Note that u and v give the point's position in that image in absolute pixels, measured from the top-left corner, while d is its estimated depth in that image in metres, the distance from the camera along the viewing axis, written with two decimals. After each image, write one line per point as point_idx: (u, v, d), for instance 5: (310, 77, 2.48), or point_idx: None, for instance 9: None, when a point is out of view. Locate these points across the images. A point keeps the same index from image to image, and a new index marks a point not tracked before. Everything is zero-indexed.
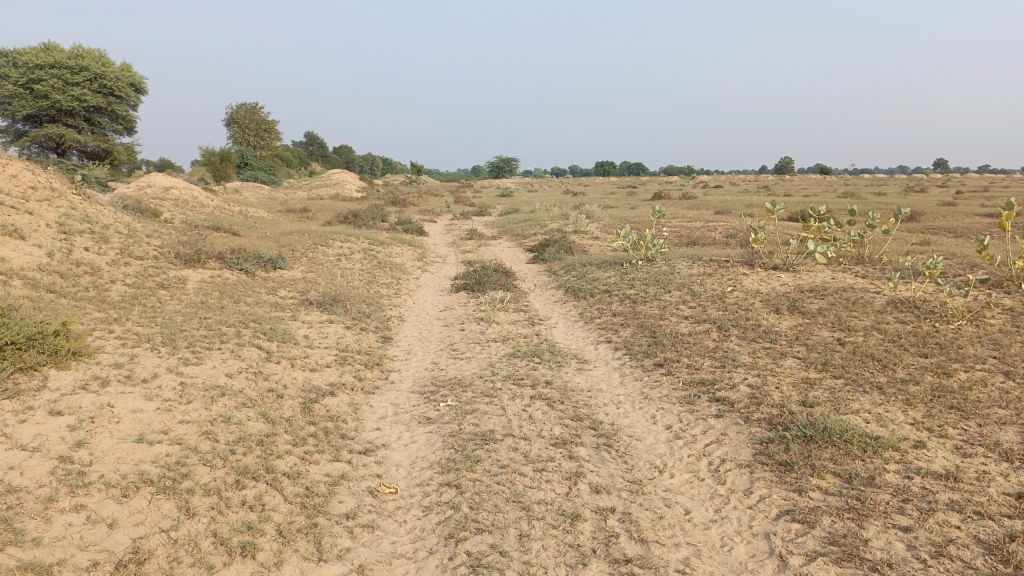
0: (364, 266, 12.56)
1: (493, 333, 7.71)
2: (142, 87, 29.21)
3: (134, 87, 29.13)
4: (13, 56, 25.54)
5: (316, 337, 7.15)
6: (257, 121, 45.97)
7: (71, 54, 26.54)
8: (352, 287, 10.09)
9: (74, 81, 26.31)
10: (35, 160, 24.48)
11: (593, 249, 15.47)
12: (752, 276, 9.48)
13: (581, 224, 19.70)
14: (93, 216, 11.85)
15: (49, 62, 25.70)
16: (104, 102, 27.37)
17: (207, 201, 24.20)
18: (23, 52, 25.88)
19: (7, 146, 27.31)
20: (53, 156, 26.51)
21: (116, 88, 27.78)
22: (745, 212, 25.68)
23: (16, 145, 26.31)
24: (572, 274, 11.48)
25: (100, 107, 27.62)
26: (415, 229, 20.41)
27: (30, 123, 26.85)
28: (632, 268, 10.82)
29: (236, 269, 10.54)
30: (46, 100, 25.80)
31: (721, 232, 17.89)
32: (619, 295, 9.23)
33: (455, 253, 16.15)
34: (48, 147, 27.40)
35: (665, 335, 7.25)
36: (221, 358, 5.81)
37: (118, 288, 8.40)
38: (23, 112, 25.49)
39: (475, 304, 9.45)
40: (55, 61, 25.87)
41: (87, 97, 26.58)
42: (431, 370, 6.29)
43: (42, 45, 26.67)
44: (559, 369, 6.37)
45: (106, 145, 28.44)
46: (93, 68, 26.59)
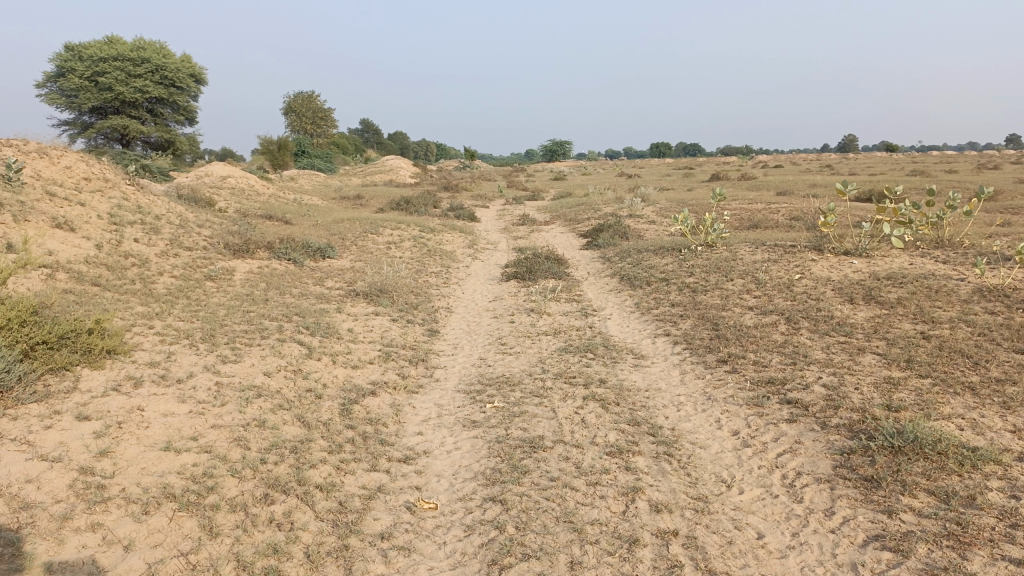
0: (414, 254, 12.32)
1: (544, 326, 7.33)
2: (201, 77, 29.56)
3: (193, 77, 29.52)
4: (78, 50, 26.08)
5: (360, 331, 6.90)
6: (313, 109, 46.32)
7: (133, 47, 27.00)
8: (400, 277, 9.83)
9: (137, 73, 26.77)
10: (99, 150, 25.01)
11: (650, 234, 14.93)
12: (822, 263, 8.87)
13: (637, 208, 19.12)
14: (146, 206, 11.86)
15: (113, 54, 26.19)
16: (165, 93, 27.79)
17: (262, 190, 24.37)
18: (88, 45, 26.43)
19: (74, 139, 28.02)
20: (117, 148, 27.08)
21: (176, 79, 28.18)
22: (809, 193, 24.65)
23: (82, 137, 26.95)
24: (628, 261, 11.01)
25: (161, 98, 28.07)
26: (467, 215, 20.12)
27: (96, 115, 27.47)
28: (692, 254, 10.30)
29: (284, 259, 10.39)
30: (110, 92, 26.32)
31: (784, 215, 17.12)
32: (678, 283, 8.74)
33: (507, 239, 15.81)
34: (112, 138, 28.01)
35: (729, 328, 6.77)
36: (260, 355, 5.58)
37: (165, 280, 8.29)
38: (88, 104, 26.05)
39: (526, 294, 9.08)
40: (117, 53, 26.35)
41: (149, 88, 27.03)
42: (478, 367, 5.95)
43: (106, 39, 27.19)
44: (615, 365, 5.96)
45: (167, 135, 28.93)
46: (154, 60, 27.01)
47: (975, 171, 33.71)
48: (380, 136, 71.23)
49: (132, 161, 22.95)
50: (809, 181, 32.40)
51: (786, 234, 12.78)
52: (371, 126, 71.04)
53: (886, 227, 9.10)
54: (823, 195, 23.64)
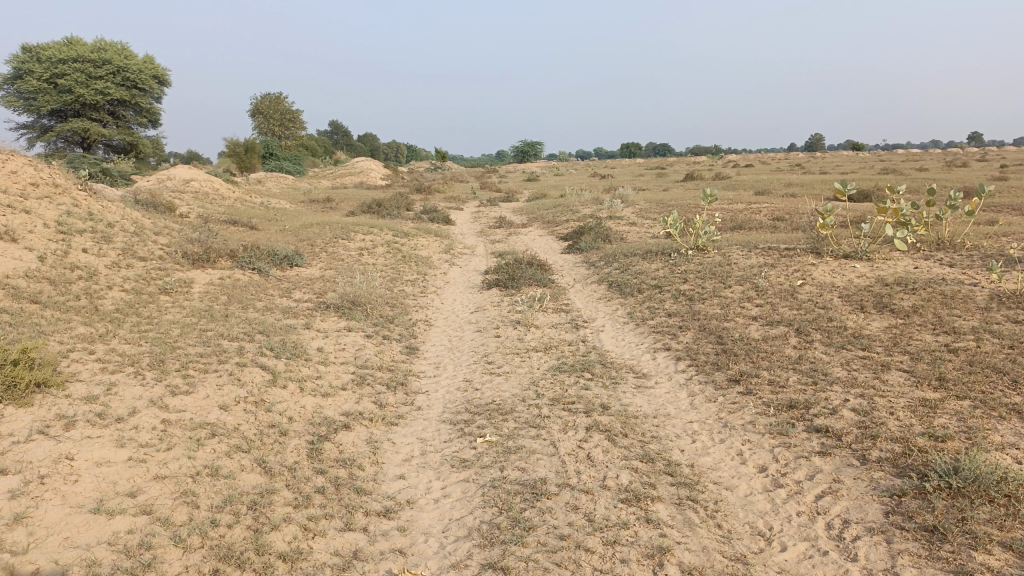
0: (388, 261, 11.65)
1: (533, 341, 6.72)
2: (165, 79, 28.54)
3: (157, 79, 28.49)
4: (36, 51, 25.06)
5: (331, 351, 6.23)
6: (281, 111, 45.26)
7: (93, 47, 25.96)
8: (374, 287, 9.17)
9: (97, 74, 25.73)
10: (58, 155, 23.93)
11: (632, 237, 14.39)
12: (822, 268, 8.38)
13: (616, 209, 18.61)
14: (98, 213, 11.05)
15: (72, 55, 25.18)
16: (127, 95, 26.75)
17: (229, 194, 23.48)
18: (46, 46, 25.33)
19: (33, 143, 26.88)
20: (79, 152, 26.01)
21: (139, 81, 27.16)
22: (787, 193, 24.39)
23: (41, 140, 25.85)
24: (614, 267, 10.45)
25: (124, 100, 27.03)
26: (441, 219, 19.46)
27: (55, 118, 26.35)
28: (682, 258, 9.76)
29: (248, 269, 9.66)
30: (70, 95, 25.27)
31: (767, 215, 16.73)
32: (672, 291, 8.19)
33: (484, 244, 15.17)
34: (73, 141, 26.94)
35: (735, 342, 6.21)
36: (216, 384, 4.90)
37: (115, 295, 7.54)
38: (47, 107, 24.93)
39: (510, 304, 8.46)
40: (77, 54, 25.30)
41: (111, 90, 26.02)
42: (463, 392, 5.32)
43: (65, 40, 26.15)
44: (615, 387, 5.37)
45: (130, 138, 27.87)
46: (116, 61, 26.02)
47: (945, 169, 33.87)
48: (351, 137, 70.13)
49: (91, 166, 21.95)
50: (784, 180, 32.24)
51: (774, 236, 12.31)
52: (341, 128, 70.04)
53: (889, 228, 8.67)
54: (801, 194, 23.39)
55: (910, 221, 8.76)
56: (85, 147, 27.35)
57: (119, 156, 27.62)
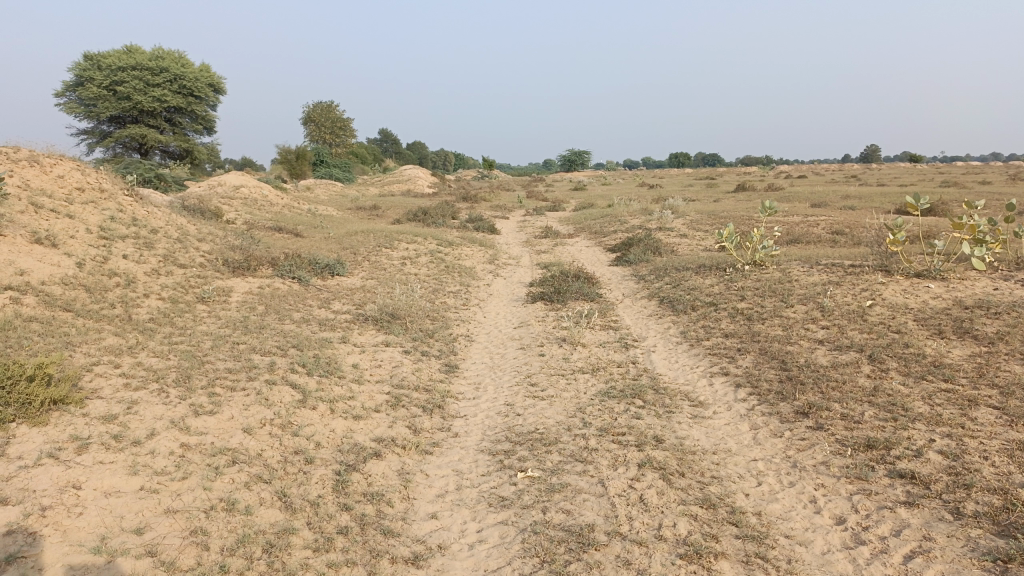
0: (431, 271, 11.37)
1: (579, 362, 6.32)
2: (220, 87, 28.94)
3: (212, 87, 28.91)
4: (98, 59, 25.63)
5: (367, 367, 5.92)
6: (331, 118, 45.69)
7: (151, 56, 26.46)
8: (415, 299, 8.87)
9: (155, 82, 26.18)
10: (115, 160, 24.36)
11: (684, 249, 13.87)
12: (892, 288, 7.80)
13: (666, 220, 18.07)
14: (143, 218, 10.99)
15: (131, 64, 25.67)
16: (183, 102, 27.17)
17: (278, 200, 23.58)
18: (107, 55, 25.87)
19: (92, 148, 27.46)
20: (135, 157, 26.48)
21: (195, 89, 27.56)
22: (844, 205, 23.53)
23: (100, 146, 26.38)
24: (665, 281, 9.97)
25: (180, 107, 27.46)
26: (486, 227, 19.16)
27: (114, 124, 26.87)
28: (739, 273, 9.25)
29: (289, 277, 9.45)
30: (128, 102, 25.76)
31: (825, 229, 16.02)
32: (728, 310, 7.70)
33: (530, 254, 14.81)
34: (131, 147, 27.46)
35: (800, 369, 5.71)
36: (242, 404, 4.61)
37: (151, 303, 7.37)
38: (106, 114, 25.42)
39: (556, 320, 8.07)
40: (136, 62, 25.79)
41: (167, 97, 26.45)
42: (505, 418, 4.94)
43: (126, 48, 26.69)
44: (669, 417, 4.93)
45: (185, 144, 28.29)
46: (173, 69, 26.45)
47: (1010, 181, 32.41)
48: (399, 145, 70.62)
49: (146, 171, 22.26)
50: (840, 192, 31.21)
51: (835, 251, 11.70)
52: (390, 136, 70.63)
53: (966, 246, 8.04)
54: (860, 207, 22.53)
55: (989, 237, 8.13)
56: (142, 152, 27.83)
57: (174, 162, 28.04)
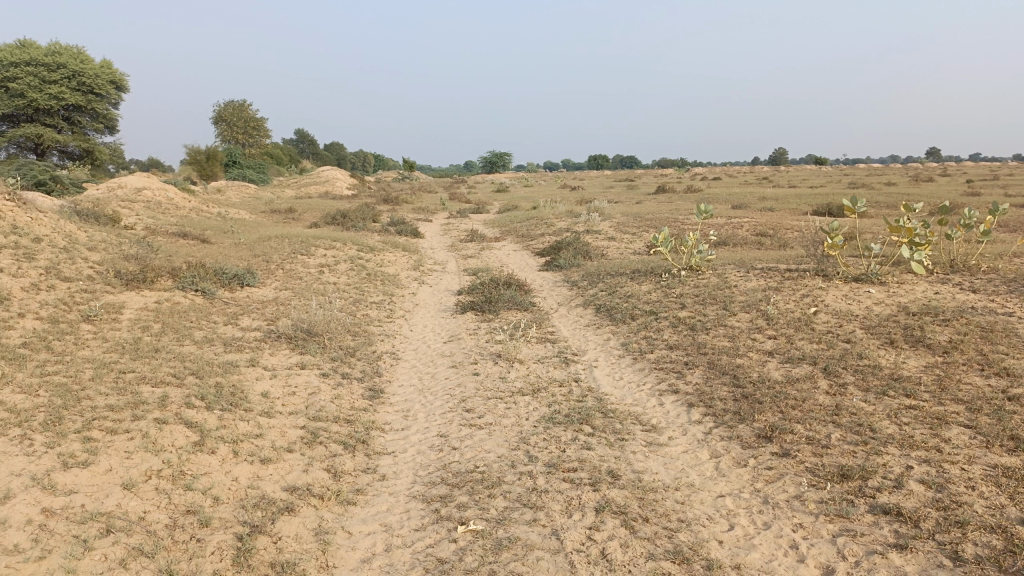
0: (351, 280, 10.64)
1: (517, 381, 5.77)
2: (124, 84, 27.20)
3: (116, 84, 27.13)
4: None
5: (279, 396, 5.21)
6: (245, 118, 43.88)
7: (48, 51, 24.63)
8: (334, 311, 8.14)
9: (52, 78, 24.35)
10: (6, 161, 22.49)
11: (614, 253, 13.53)
12: (834, 293, 7.58)
13: (594, 223, 17.78)
14: (26, 225, 9.85)
15: (25, 58, 23.81)
16: (83, 100, 25.36)
17: (186, 204, 22.21)
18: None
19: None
20: (30, 158, 24.55)
21: (96, 86, 25.82)
22: (764, 207, 23.88)
23: None
24: (600, 288, 9.55)
25: (79, 105, 25.64)
26: (410, 231, 18.45)
27: (7, 122, 24.85)
28: (676, 279, 8.90)
29: (191, 290, 8.56)
30: (22, 99, 23.87)
31: (750, 231, 16.03)
32: (669, 319, 7.30)
33: (455, 259, 14.21)
34: (25, 147, 25.49)
35: (754, 386, 5.32)
36: (124, 452, 3.87)
37: (27, 323, 6.41)
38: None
39: (487, 333, 7.50)
40: (31, 57, 23.95)
41: (65, 95, 24.65)
42: (438, 454, 4.35)
43: (18, 41, 24.75)
44: (623, 445, 4.43)
45: (87, 144, 26.45)
46: (71, 65, 24.71)
47: (913, 183, 33.87)
48: (317, 146, 68.73)
49: (39, 174, 20.59)
50: (757, 194, 31.85)
51: (766, 255, 11.58)
52: (307, 137, 68.66)
53: (903, 250, 7.91)
54: (780, 209, 22.90)
55: (925, 241, 8.03)
56: (38, 152, 25.86)
57: (72, 162, 26.14)
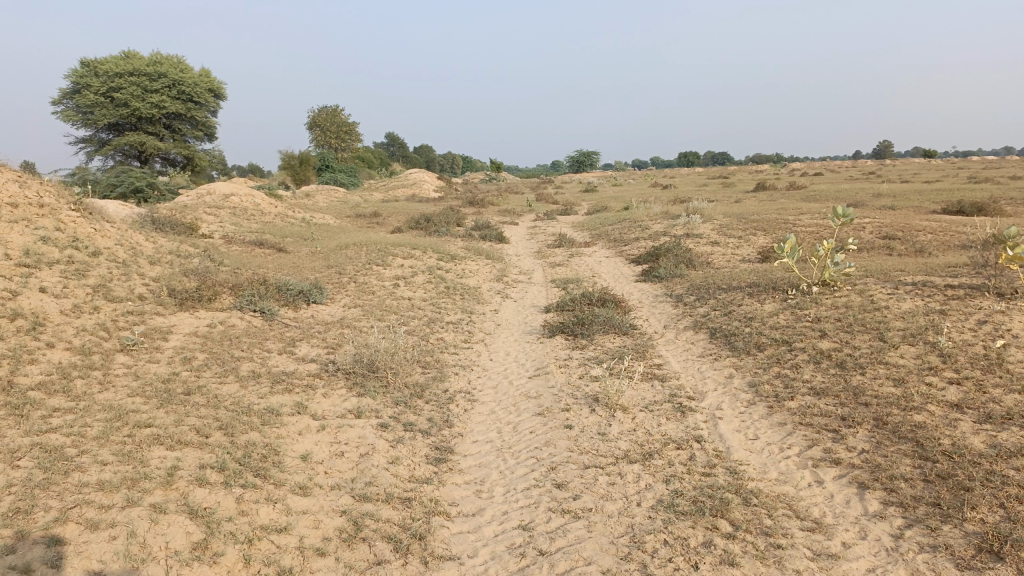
0: (429, 295, 9.64)
1: (622, 441, 4.52)
2: (221, 91, 27.32)
3: (213, 92, 27.32)
4: (95, 65, 24.15)
5: (322, 461, 4.15)
6: (337, 123, 44.01)
7: (149, 61, 24.98)
8: (404, 337, 7.08)
9: (153, 87, 24.61)
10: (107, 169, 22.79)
11: (721, 261, 12.05)
12: (1021, 319, 5.98)
13: (694, 226, 16.30)
14: (88, 238, 9.22)
15: (129, 69, 24.15)
16: (183, 109, 25.58)
17: (272, 209, 21.92)
18: (104, 61, 24.42)
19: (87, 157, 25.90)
20: (132, 166, 24.88)
21: (195, 95, 25.98)
22: (883, 205, 21.72)
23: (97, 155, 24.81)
24: (711, 307, 8.15)
25: (178, 114, 25.87)
26: (495, 236, 17.41)
27: (112, 131, 25.27)
28: (806, 298, 7.45)
29: (250, 309, 7.65)
30: (126, 108, 24.20)
31: (874, 233, 14.23)
32: (807, 355, 5.88)
33: (543, 268, 13.06)
34: (129, 155, 25.92)
35: (949, 461, 3.90)
36: (96, 563, 2.85)
37: (54, 355, 5.57)
38: (103, 121, 23.85)
39: (581, 365, 6.26)
40: (134, 68, 24.31)
41: (166, 104, 24.88)
42: (520, 565, 3.17)
43: (123, 53, 25.16)
44: (782, 560, 3.13)
45: (186, 152, 26.69)
46: (171, 74, 24.92)
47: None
48: (406, 149, 69.00)
49: (136, 181, 20.72)
50: (867, 190, 29.52)
51: (904, 265, 9.92)
52: (396, 140, 69.04)
53: None
54: (900, 207, 20.69)
55: None
56: (140, 160, 26.25)
57: (171, 170, 26.43)
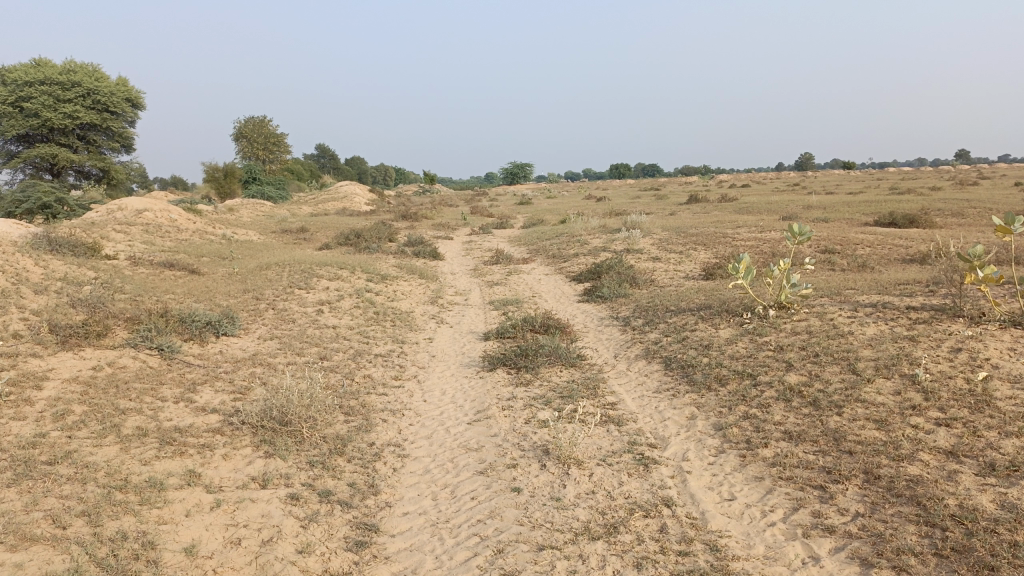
0: (357, 323, 8.81)
1: (580, 508, 3.83)
2: (140, 102, 25.77)
3: (132, 102, 25.77)
4: (2, 73, 22.44)
5: (213, 557, 3.32)
6: (265, 134, 42.47)
7: (62, 70, 23.36)
8: (324, 378, 6.25)
9: (66, 97, 23.00)
10: (10, 183, 21.07)
11: (665, 279, 11.58)
12: (996, 346, 5.56)
13: (634, 240, 15.88)
14: None
15: (40, 78, 22.51)
16: (98, 119, 24.00)
17: (190, 226, 20.59)
18: (13, 69, 22.73)
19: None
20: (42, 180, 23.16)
21: (112, 105, 24.42)
22: (816, 217, 21.81)
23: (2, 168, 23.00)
24: (661, 333, 7.58)
25: (93, 125, 24.26)
26: (428, 253, 16.63)
27: (22, 144, 23.50)
28: (764, 323, 6.93)
29: (145, 346, 6.68)
30: (36, 119, 22.53)
31: (813, 247, 14.05)
32: (775, 391, 5.32)
33: (480, 287, 12.37)
34: (41, 168, 24.17)
35: (961, 529, 3.35)
36: None
37: None
38: (11, 132, 22.11)
39: (526, 406, 5.56)
40: (46, 76, 22.66)
41: (80, 114, 23.29)
42: None
43: (33, 61, 23.47)
44: None
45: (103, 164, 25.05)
46: (86, 83, 23.35)
47: (961, 188, 31.77)
48: (337, 161, 67.47)
49: (44, 196, 19.18)
50: (798, 202, 29.90)
51: (852, 283, 9.60)
52: (327, 152, 67.44)
53: None
54: (833, 220, 20.84)
55: None
56: (52, 173, 24.47)
57: (86, 184, 24.75)
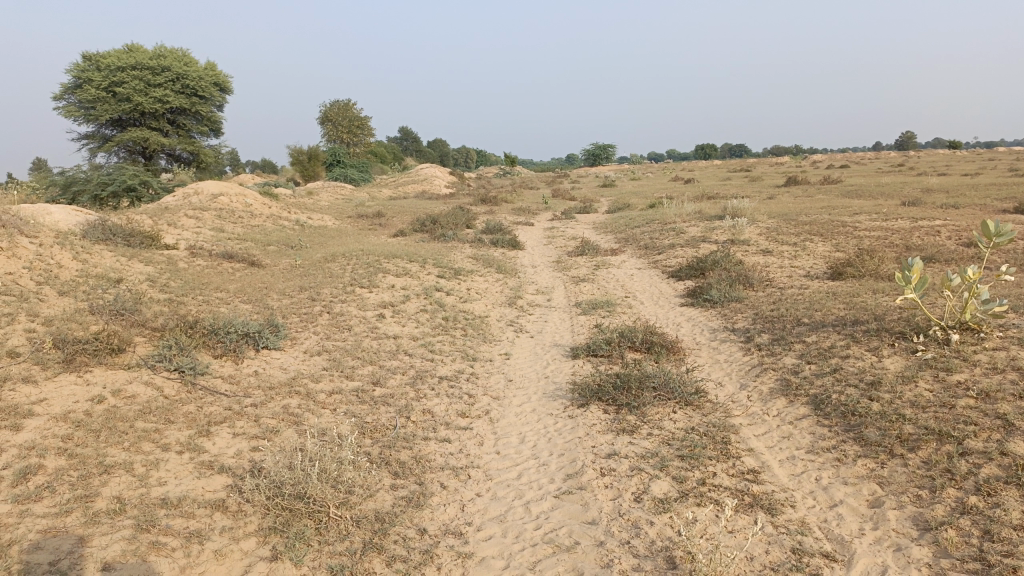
0: (423, 332, 7.48)
1: None
2: (227, 85, 25.26)
3: (219, 86, 25.32)
4: (96, 59, 22.16)
5: None
6: (349, 117, 41.98)
7: (153, 54, 22.95)
8: (370, 419, 4.92)
9: (157, 81, 22.56)
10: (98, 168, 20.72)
11: (783, 277, 9.85)
12: None
13: (739, 228, 14.07)
14: None
15: (131, 63, 22.14)
16: (187, 104, 23.55)
17: (265, 211, 19.87)
18: (106, 54, 22.40)
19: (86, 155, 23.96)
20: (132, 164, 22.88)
21: (200, 89, 23.92)
22: (944, 201, 19.33)
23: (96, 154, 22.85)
24: (799, 357, 5.95)
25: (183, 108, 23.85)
26: (508, 242, 15.24)
27: (115, 128, 23.28)
28: (947, 353, 5.21)
29: (163, 369, 5.52)
30: (129, 104, 22.17)
31: (955, 236, 11.96)
32: (998, 469, 3.68)
33: (565, 284, 10.92)
34: (134, 152, 23.94)
35: None
36: None
37: None
38: (105, 117, 21.79)
39: (635, 471, 4.10)
40: (137, 61, 22.25)
41: (170, 99, 22.86)
42: None
43: (125, 47, 23.20)
44: None
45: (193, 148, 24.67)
46: (175, 68, 22.90)
47: None
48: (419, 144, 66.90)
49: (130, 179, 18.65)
50: (915, 183, 27.12)
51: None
52: (410, 135, 66.98)
53: None
54: (964, 205, 18.38)
55: None
56: (142, 157, 24.25)
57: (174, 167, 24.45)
